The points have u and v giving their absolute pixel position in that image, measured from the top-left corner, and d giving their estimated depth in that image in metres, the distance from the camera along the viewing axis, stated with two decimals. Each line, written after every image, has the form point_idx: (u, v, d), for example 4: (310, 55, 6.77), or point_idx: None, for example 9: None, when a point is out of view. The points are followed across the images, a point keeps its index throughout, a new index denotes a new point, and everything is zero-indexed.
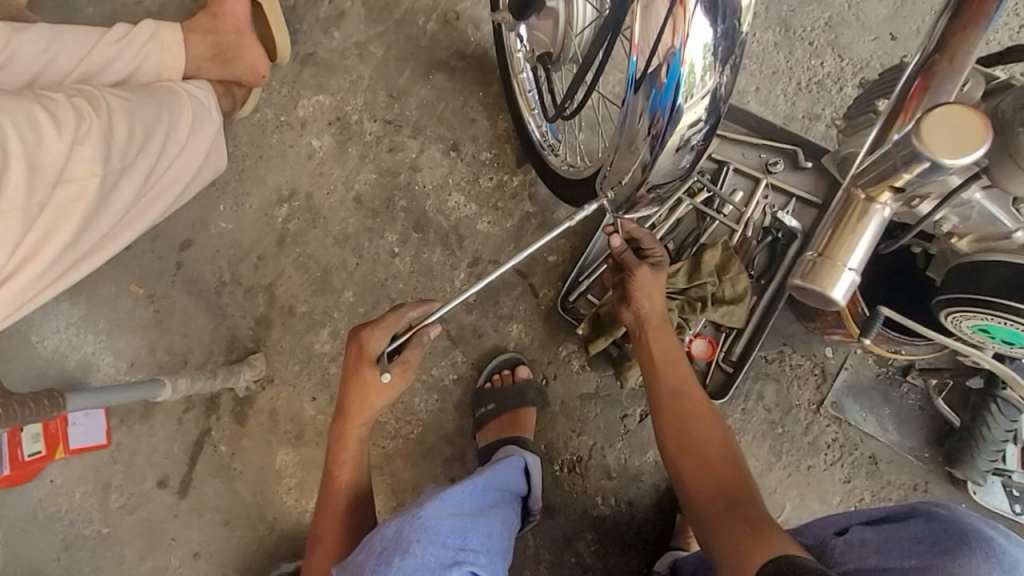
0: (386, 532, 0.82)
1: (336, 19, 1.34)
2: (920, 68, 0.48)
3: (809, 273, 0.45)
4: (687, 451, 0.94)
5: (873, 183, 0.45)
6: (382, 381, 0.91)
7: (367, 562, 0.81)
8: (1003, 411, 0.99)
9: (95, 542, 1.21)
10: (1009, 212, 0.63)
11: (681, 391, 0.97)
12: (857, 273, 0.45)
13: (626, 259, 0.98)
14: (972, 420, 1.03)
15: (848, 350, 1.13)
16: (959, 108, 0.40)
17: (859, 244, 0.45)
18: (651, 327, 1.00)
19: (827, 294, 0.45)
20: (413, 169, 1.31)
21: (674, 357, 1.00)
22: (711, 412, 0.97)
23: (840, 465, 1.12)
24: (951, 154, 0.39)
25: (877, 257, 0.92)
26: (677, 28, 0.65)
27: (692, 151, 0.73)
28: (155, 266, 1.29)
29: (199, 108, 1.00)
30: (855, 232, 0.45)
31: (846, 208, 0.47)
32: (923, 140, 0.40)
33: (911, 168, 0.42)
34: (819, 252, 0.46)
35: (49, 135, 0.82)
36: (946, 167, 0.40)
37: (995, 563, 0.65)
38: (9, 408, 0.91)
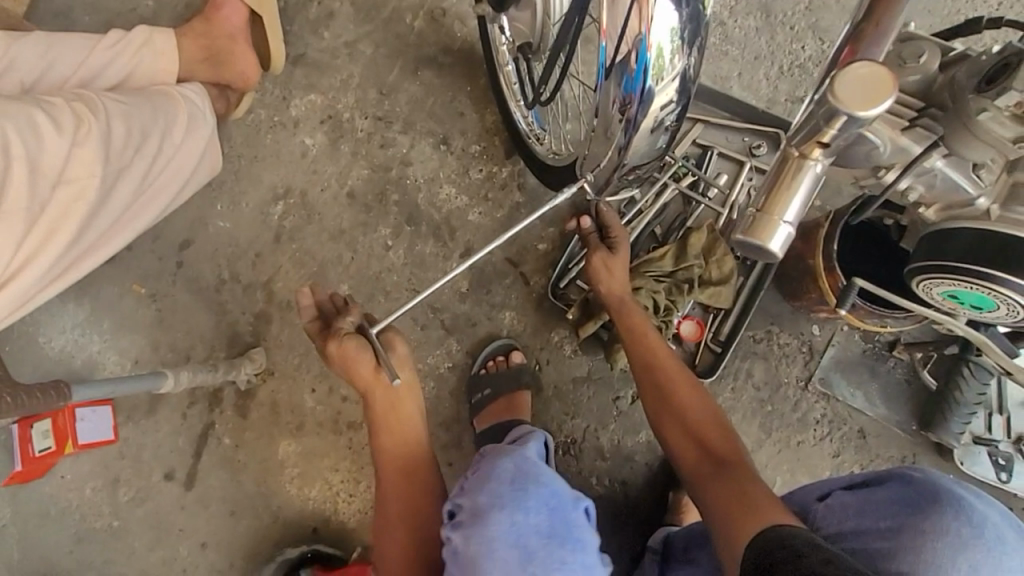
0: (508, 476, 0.85)
1: (326, 19, 1.37)
2: (849, 35, 0.50)
3: (751, 228, 0.50)
4: (673, 424, 0.99)
5: (803, 142, 0.48)
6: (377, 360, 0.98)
7: (500, 490, 0.83)
8: (974, 374, 1.03)
9: (106, 534, 1.25)
10: (970, 178, 0.65)
11: (658, 363, 1.02)
12: (793, 227, 0.51)
13: (590, 242, 1.06)
14: (946, 385, 1.06)
15: (834, 328, 1.15)
16: (877, 65, 0.42)
17: (794, 198, 0.50)
18: (625, 305, 1.05)
19: (766, 247, 0.51)
20: (405, 164, 1.33)
21: (649, 331, 1.04)
22: (689, 376, 1.02)
23: (829, 440, 1.14)
24: (863, 107, 0.42)
25: (853, 232, 0.97)
26: (643, 14, 0.67)
27: (666, 132, 0.75)
28: (156, 266, 1.32)
29: (195, 110, 1.03)
30: (788, 191, 0.50)
31: (782, 167, 0.50)
32: (837, 96, 0.42)
33: (831, 124, 0.44)
34: (759, 208, 0.51)
35: (49, 137, 0.85)
36: (860, 119, 0.42)
37: (964, 520, 0.70)
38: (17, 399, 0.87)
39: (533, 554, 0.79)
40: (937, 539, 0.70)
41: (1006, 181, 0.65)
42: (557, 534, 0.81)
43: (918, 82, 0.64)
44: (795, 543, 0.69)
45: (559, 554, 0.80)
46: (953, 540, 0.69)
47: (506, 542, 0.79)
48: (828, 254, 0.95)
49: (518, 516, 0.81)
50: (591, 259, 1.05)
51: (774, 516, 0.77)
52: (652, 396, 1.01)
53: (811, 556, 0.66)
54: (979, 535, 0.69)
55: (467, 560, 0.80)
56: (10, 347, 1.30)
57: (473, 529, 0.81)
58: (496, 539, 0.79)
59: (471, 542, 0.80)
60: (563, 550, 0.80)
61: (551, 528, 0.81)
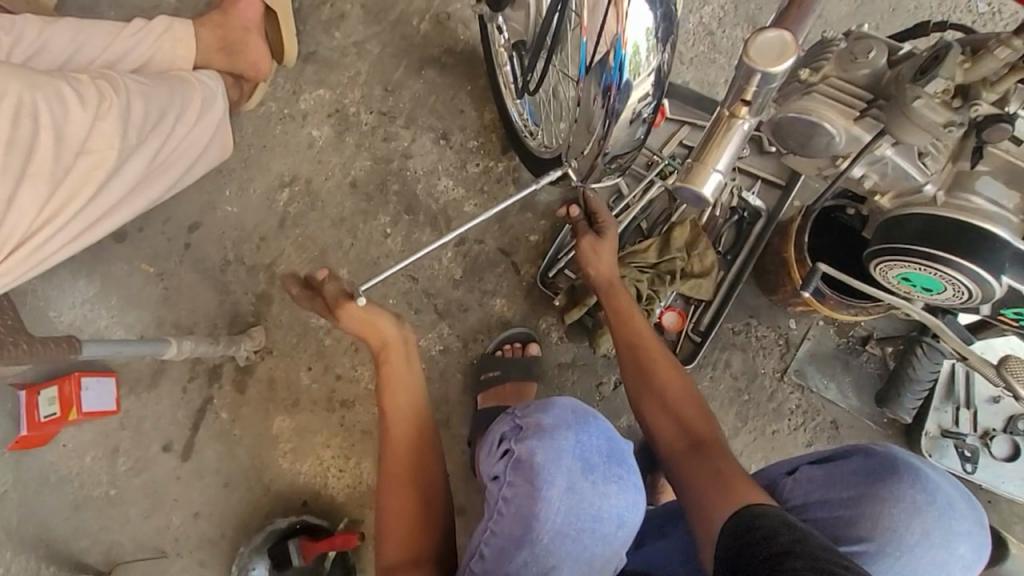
0: (570, 404, 0.88)
1: (337, 20, 1.45)
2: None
3: (686, 175, 0.60)
4: (654, 403, 1.02)
5: (732, 101, 0.57)
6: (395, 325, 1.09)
7: (565, 414, 0.85)
8: (927, 354, 1.08)
9: (103, 502, 1.29)
10: (917, 167, 0.72)
11: (641, 342, 1.06)
12: (724, 174, 0.60)
13: (578, 229, 1.11)
14: (901, 363, 1.11)
15: (810, 322, 1.20)
16: (787, 36, 0.50)
17: (725, 150, 0.59)
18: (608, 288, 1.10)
19: (698, 190, 0.60)
20: (406, 156, 1.40)
21: (632, 313, 1.09)
22: (671, 358, 1.06)
23: (802, 430, 1.18)
24: (768, 65, 0.50)
25: (822, 226, 1.04)
26: (620, 14, 0.74)
27: (644, 124, 0.81)
28: (165, 247, 1.38)
29: (209, 93, 1.10)
30: (718, 146, 0.59)
31: (716, 122, 0.59)
32: (749, 56, 0.50)
33: (749, 81, 0.52)
34: (694, 158, 0.60)
35: (75, 109, 0.92)
36: (771, 76, 0.50)
37: (919, 488, 0.77)
38: (20, 347, 0.92)
39: (595, 467, 0.82)
40: (895, 505, 0.76)
41: (952, 171, 0.72)
42: (615, 455, 0.85)
43: (868, 77, 0.69)
44: (767, 523, 0.74)
45: (618, 471, 0.84)
46: (908, 505, 0.76)
47: (573, 453, 0.82)
48: (800, 247, 1.02)
49: (584, 435, 0.84)
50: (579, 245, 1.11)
51: (750, 497, 0.81)
52: (634, 376, 1.05)
53: (784, 537, 0.71)
54: (932, 501, 0.76)
55: (534, 466, 0.80)
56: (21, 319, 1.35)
57: (542, 439, 0.82)
58: (565, 452, 0.81)
59: (540, 450, 0.81)
60: (620, 470, 0.84)
61: (610, 451, 0.85)
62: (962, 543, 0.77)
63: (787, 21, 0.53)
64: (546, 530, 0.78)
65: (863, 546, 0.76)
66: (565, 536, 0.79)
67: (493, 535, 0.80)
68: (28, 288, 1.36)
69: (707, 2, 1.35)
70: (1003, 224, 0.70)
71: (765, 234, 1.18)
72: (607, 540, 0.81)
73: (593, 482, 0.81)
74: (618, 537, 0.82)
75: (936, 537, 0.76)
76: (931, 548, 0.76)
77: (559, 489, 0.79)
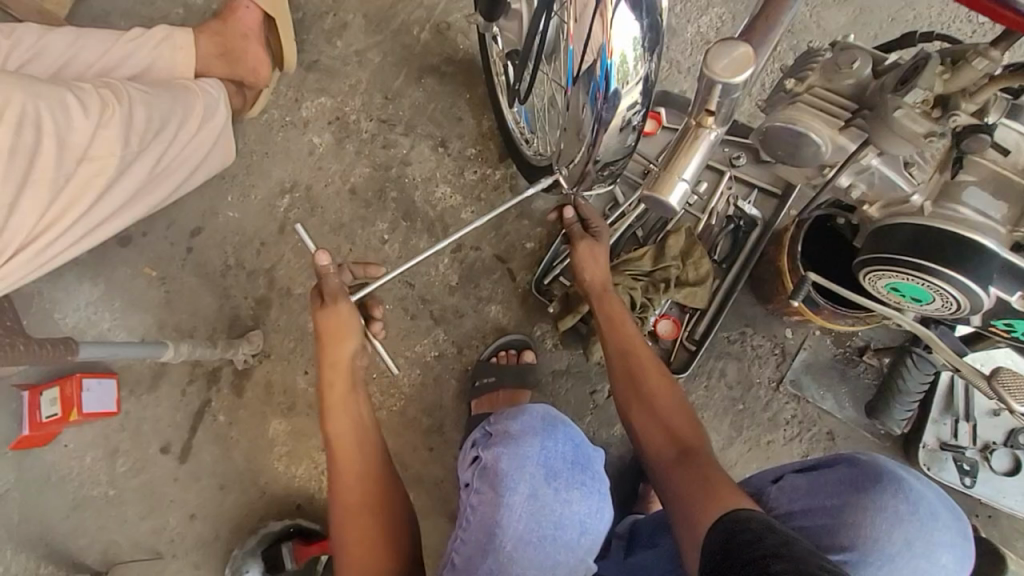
0: (541, 410, 0.87)
1: (339, 29, 1.47)
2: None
3: (653, 184, 0.60)
4: (643, 410, 1.02)
5: (697, 110, 0.57)
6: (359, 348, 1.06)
7: (530, 421, 0.85)
8: (917, 364, 1.06)
9: (101, 502, 1.31)
10: (905, 177, 0.71)
11: (631, 348, 1.07)
12: (689, 183, 0.60)
13: (573, 232, 1.11)
14: (891, 373, 1.10)
15: (806, 332, 1.19)
16: (744, 48, 0.50)
17: (692, 159, 0.59)
18: (599, 293, 1.10)
19: (665, 199, 0.60)
20: (404, 164, 1.42)
21: (623, 320, 1.09)
22: (660, 365, 1.06)
23: (798, 440, 1.17)
24: (729, 75, 0.50)
25: (816, 235, 1.03)
26: (607, 25, 0.75)
27: (635, 131, 0.82)
28: (168, 251, 1.41)
29: (210, 101, 1.12)
30: (688, 152, 0.59)
31: (684, 132, 0.59)
32: (709, 66, 0.50)
33: (712, 91, 0.53)
34: (663, 166, 0.61)
35: (78, 117, 0.94)
36: (731, 85, 0.51)
37: (902, 498, 0.75)
38: (17, 347, 0.94)
39: (557, 474, 0.82)
40: (878, 514, 0.75)
41: (939, 181, 0.72)
42: (580, 462, 0.84)
43: (853, 87, 0.70)
44: (756, 526, 0.73)
45: (581, 477, 0.83)
46: (890, 515, 0.75)
47: (537, 460, 0.82)
48: (794, 256, 1.01)
49: (550, 442, 0.84)
50: (575, 248, 1.10)
51: (733, 502, 0.81)
52: (624, 382, 1.05)
53: (771, 539, 0.70)
54: (914, 511, 0.75)
55: (498, 472, 0.81)
56: (26, 326, 1.38)
57: (508, 446, 0.83)
58: (527, 460, 0.82)
59: (505, 457, 0.82)
60: (584, 476, 0.84)
61: (576, 458, 0.84)
62: (944, 553, 0.75)
63: (755, 32, 0.52)
64: (508, 537, 0.79)
65: (845, 555, 0.75)
66: (528, 544, 0.79)
67: (463, 542, 0.81)
68: (34, 291, 1.39)
69: (705, 12, 1.36)
70: (990, 235, 0.70)
71: (760, 244, 1.18)
72: (570, 546, 0.81)
73: (555, 489, 0.81)
74: (583, 545, 0.82)
75: (917, 547, 0.75)
76: (913, 559, 0.74)
77: (521, 495, 0.80)
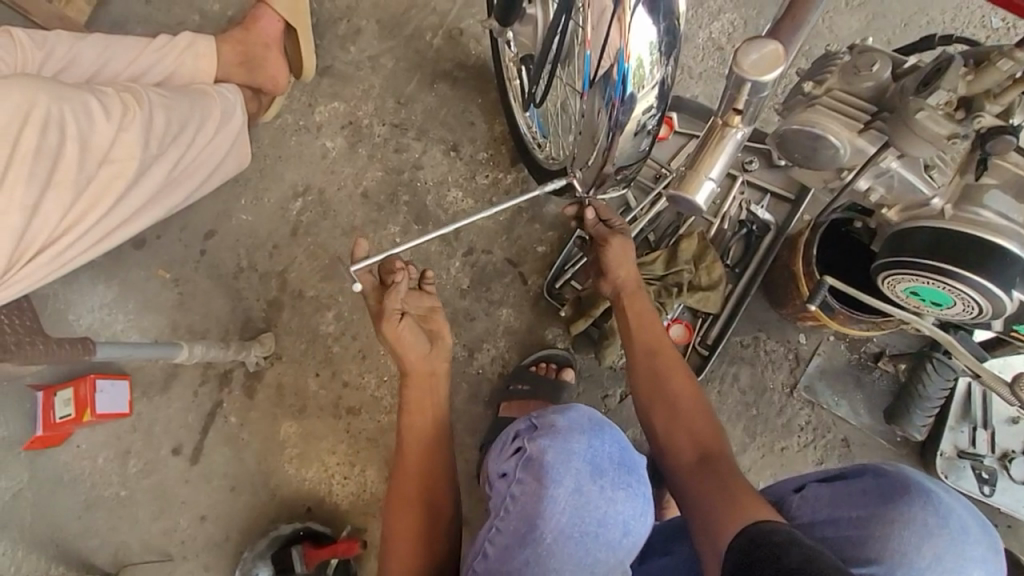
0: (587, 408, 0.86)
1: (353, 35, 1.48)
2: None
3: (680, 183, 0.62)
4: (663, 413, 1.02)
5: (725, 110, 0.57)
6: (432, 352, 1.08)
7: (579, 419, 0.83)
8: (938, 370, 1.05)
9: (113, 503, 1.31)
10: (925, 180, 0.71)
11: (657, 349, 1.06)
12: (717, 181, 0.62)
13: (600, 234, 1.08)
14: (910, 379, 1.09)
15: (820, 337, 1.18)
16: (777, 45, 0.50)
17: (718, 158, 0.60)
18: (626, 294, 1.10)
19: (692, 197, 0.62)
20: (416, 168, 1.43)
21: (648, 321, 1.09)
22: (684, 368, 1.06)
23: (812, 447, 1.16)
24: (758, 73, 0.50)
25: (830, 238, 1.03)
26: (624, 29, 0.75)
27: (649, 135, 0.82)
28: (182, 254, 1.42)
29: (228, 105, 1.14)
30: (713, 152, 0.60)
31: (711, 131, 0.60)
32: (738, 65, 0.50)
33: (740, 90, 0.53)
34: (689, 165, 0.62)
35: (99, 120, 0.96)
36: (761, 84, 0.51)
37: (931, 510, 0.73)
38: (34, 347, 0.95)
39: (604, 473, 0.80)
40: (907, 527, 0.73)
41: (959, 185, 0.71)
42: (626, 464, 0.82)
43: (872, 90, 0.69)
44: (774, 538, 0.71)
45: (627, 479, 0.81)
46: (920, 528, 0.73)
47: (583, 457, 0.79)
48: (808, 260, 1.01)
49: (597, 441, 0.82)
50: (608, 245, 1.08)
51: (755, 512, 0.79)
52: (645, 385, 1.05)
53: (794, 556, 0.67)
54: (945, 524, 0.73)
55: (543, 465, 0.79)
56: (46, 322, 1.39)
57: (554, 440, 0.80)
58: (575, 455, 0.79)
59: (551, 450, 0.79)
60: (630, 478, 0.81)
61: (621, 460, 0.82)
62: (976, 570, 0.72)
63: (782, 31, 0.52)
64: (549, 530, 0.77)
65: (870, 568, 0.73)
66: (568, 539, 0.77)
67: (498, 533, 0.79)
68: (50, 292, 1.40)
69: (716, 17, 1.36)
70: (1013, 238, 0.69)
71: (773, 248, 1.18)
72: (611, 546, 0.78)
73: (601, 487, 0.79)
74: (624, 546, 0.79)
75: (948, 562, 0.72)
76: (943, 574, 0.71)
77: (566, 490, 0.77)
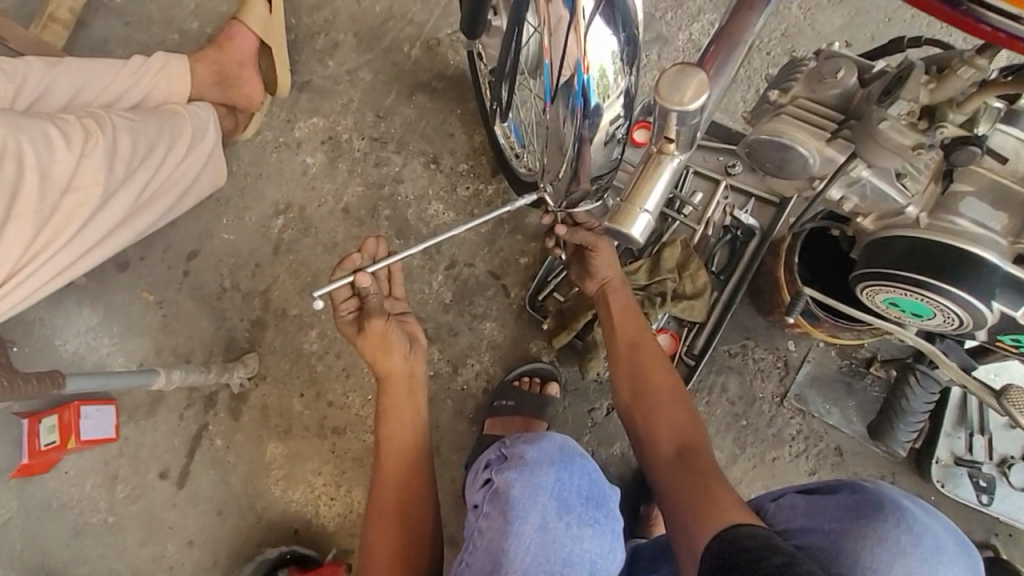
0: (558, 438, 0.83)
1: (331, 49, 1.47)
2: (731, 13, 0.52)
3: (615, 215, 0.59)
4: (644, 408, 0.99)
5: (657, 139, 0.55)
6: (410, 354, 1.06)
7: (549, 450, 0.80)
8: (920, 382, 1.02)
9: (101, 529, 1.31)
10: (897, 189, 0.69)
11: (641, 342, 1.03)
12: (652, 214, 0.59)
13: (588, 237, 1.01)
14: (892, 394, 1.06)
15: (810, 343, 1.16)
16: (698, 70, 0.48)
17: (654, 190, 0.58)
18: (612, 288, 1.06)
19: (626, 230, 0.59)
20: (397, 181, 1.41)
21: (633, 314, 1.05)
22: (669, 366, 1.03)
23: (805, 457, 1.13)
24: (682, 102, 0.48)
25: (813, 246, 1.01)
26: (582, 40, 0.73)
27: (620, 144, 0.80)
28: (165, 275, 1.41)
29: (199, 125, 1.13)
30: (647, 183, 0.58)
31: (646, 161, 0.58)
32: (660, 93, 0.48)
33: (667, 120, 0.51)
34: (624, 198, 0.60)
35: (60, 150, 0.95)
36: (687, 112, 0.49)
37: (905, 528, 0.70)
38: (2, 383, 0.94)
39: (571, 508, 0.78)
40: (878, 544, 0.70)
41: (935, 193, 0.69)
42: (595, 498, 0.80)
43: (839, 96, 0.67)
44: (753, 544, 0.71)
45: (595, 514, 0.78)
46: (893, 547, 0.70)
47: (550, 491, 0.77)
48: (791, 268, 0.98)
49: (566, 474, 0.79)
50: (594, 250, 1.02)
51: (737, 516, 0.77)
52: (627, 381, 1.02)
53: (772, 559, 0.67)
54: (918, 544, 0.70)
55: (508, 499, 0.77)
56: (15, 362, 1.39)
57: (522, 473, 0.78)
58: (541, 489, 0.77)
59: (517, 484, 0.78)
60: (599, 514, 0.79)
61: (590, 493, 0.79)
62: None
63: (713, 59, 0.52)
64: (514, 568, 0.75)
65: None
66: None
67: (466, 568, 0.77)
68: (35, 318, 1.40)
69: (696, 19, 1.33)
70: (991, 248, 0.67)
71: (759, 253, 1.15)
72: None
73: (567, 523, 0.77)
74: None
75: None
76: None
77: (531, 526, 0.76)
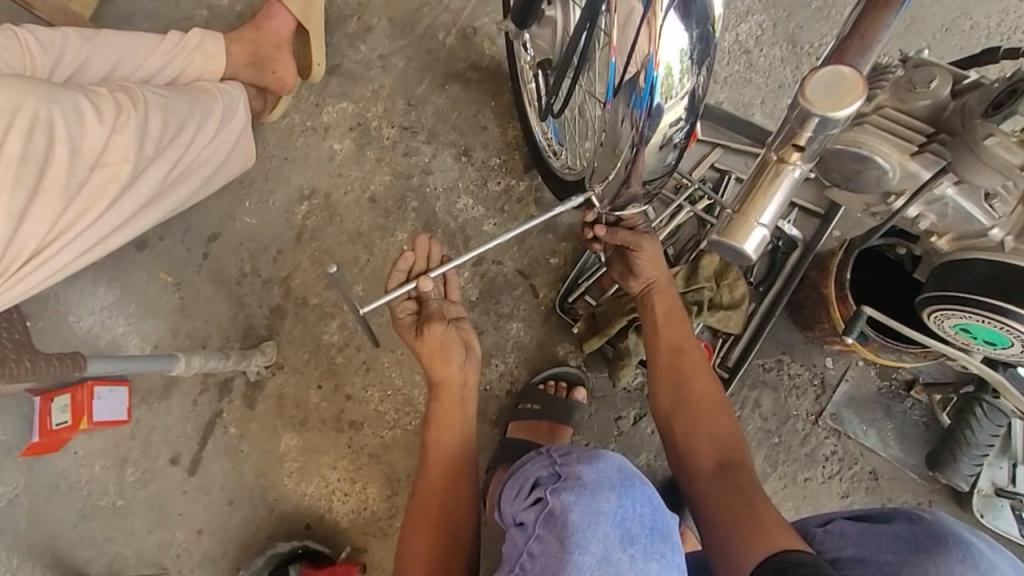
0: (616, 461, 0.81)
1: (363, 33, 1.43)
2: (861, 10, 0.48)
3: (726, 229, 0.55)
4: (684, 416, 0.96)
5: (779, 146, 0.52)
6: (466, 363, 1.03)
7: (608, 474, 0.78)
8: (988, 415, 0.99)
9: (109, 512, 1.28)
10: (984, 210, 0.72)
11: (683, 348, 0.99)
12: (768, 229, 0.54)
13: (634, 237, 0.96)
14: (955, 424, 1.02)
15: (848, 362, 1.12)
16: (847, 70, 0.45)
17: (770, 203, 0.54)
18: (656, 292, 1.01)
19: (739, 246, 0.54)
20: (426, 172, 1.38)
21: (676, 320, 1.00)
22: (712, 377, 0.99)
23: (838, 479, 1.10)
24: (830, 107, 0.44)
25: (865, 260, 1.01)
26: (652, 36, 0.69)
27: (676, 149, 0.76)
28: (184, 256, 1.38)
29: (230, 105, 1.09)
30: (766, 193, 0.53)
31: (761, 173, 0.54)
32: (808, 97, 0.45)
33: (806, 125, 0.47)
34: (737, 209, 0.55)
35: (91, 125, 0.92)
36: (832, 119, 0.45)
37: (971, 565, 0.66)
38: (21, 364, 0.91)
39: (634, 539, 0.74)
40: None
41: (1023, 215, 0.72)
42: (659, 529, 0.77)
43: (930, 108, 0.71)
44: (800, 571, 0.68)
45: (660, 547, 0.75)
46: None
47: (612, 518, 0.74)
48: (841, 283, 0.98)
49: (627, 500, 0.76)
50: (639, 250, 0.97)
51: (783, 539, 0.76)
52: (666, 390, 0.98)
53: None
54: None
55: (567, 524, 0.73)
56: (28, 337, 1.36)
57: (580, 496, 0.75)
58: (603, 515, 0.74)
59: (576, 508, 0.74)
60: (662, 546, 0.76)
61: (654, 523, 0.77)
62: None
63: (846, 56, 0.48)
64: None
65: None
66: None
67: None
68: (50, 293, 1.37)
69: (744, 20, 1.29)
70: None
71: (801, 266, 1.10)
72: None
73: (631, 555, 0.73)
74: None
75: None
76: None
77: (593, 556, 0.72)
